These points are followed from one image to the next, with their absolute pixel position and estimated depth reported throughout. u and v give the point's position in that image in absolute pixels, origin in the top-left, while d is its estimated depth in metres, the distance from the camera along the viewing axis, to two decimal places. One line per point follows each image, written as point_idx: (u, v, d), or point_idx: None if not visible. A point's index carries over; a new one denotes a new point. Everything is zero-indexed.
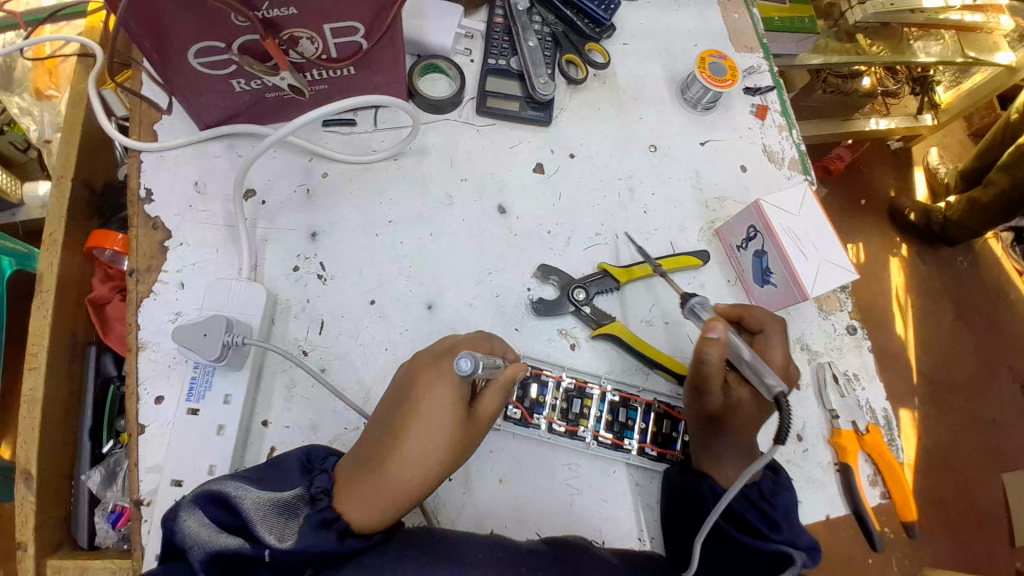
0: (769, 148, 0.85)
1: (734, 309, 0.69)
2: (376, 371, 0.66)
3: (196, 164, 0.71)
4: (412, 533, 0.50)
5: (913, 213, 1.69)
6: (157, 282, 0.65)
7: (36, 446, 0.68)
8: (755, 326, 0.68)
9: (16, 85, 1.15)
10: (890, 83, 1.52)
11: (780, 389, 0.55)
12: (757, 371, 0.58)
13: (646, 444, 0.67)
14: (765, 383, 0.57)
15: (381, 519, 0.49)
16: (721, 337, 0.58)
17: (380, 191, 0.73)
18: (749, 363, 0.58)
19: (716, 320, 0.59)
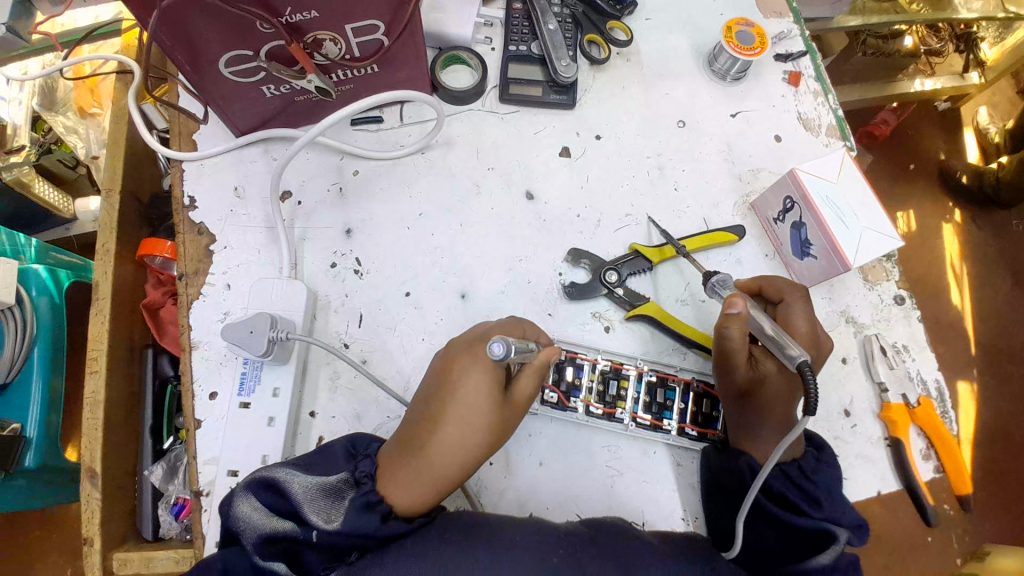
0: (804, 116, 0.83)
1: (755, 281, 0.70)
2: (415, 360, 0.67)
3: (234, 169, 0.73)
4: (456, 514, 0.51)
5: (965, 175, 1.64)
6: (204, 285, 0.68)
7: (101, 444, 0.72)
8: (776, 295, 0.68)
9: (59, 104, 1.15)
10: (933, 41, 1.44)
11: (800, 357, 0.54)
12: (778, 343, 0.57)
13: (686, 424, 0.67)
14: (786, 353, 0.56)
15: (422, 500, 0.50)
16: (741, 313, 0.59)
17: (409, 185, 0.74)
18: (771, 335, 0.58)
19: (736, 296, 0.60)
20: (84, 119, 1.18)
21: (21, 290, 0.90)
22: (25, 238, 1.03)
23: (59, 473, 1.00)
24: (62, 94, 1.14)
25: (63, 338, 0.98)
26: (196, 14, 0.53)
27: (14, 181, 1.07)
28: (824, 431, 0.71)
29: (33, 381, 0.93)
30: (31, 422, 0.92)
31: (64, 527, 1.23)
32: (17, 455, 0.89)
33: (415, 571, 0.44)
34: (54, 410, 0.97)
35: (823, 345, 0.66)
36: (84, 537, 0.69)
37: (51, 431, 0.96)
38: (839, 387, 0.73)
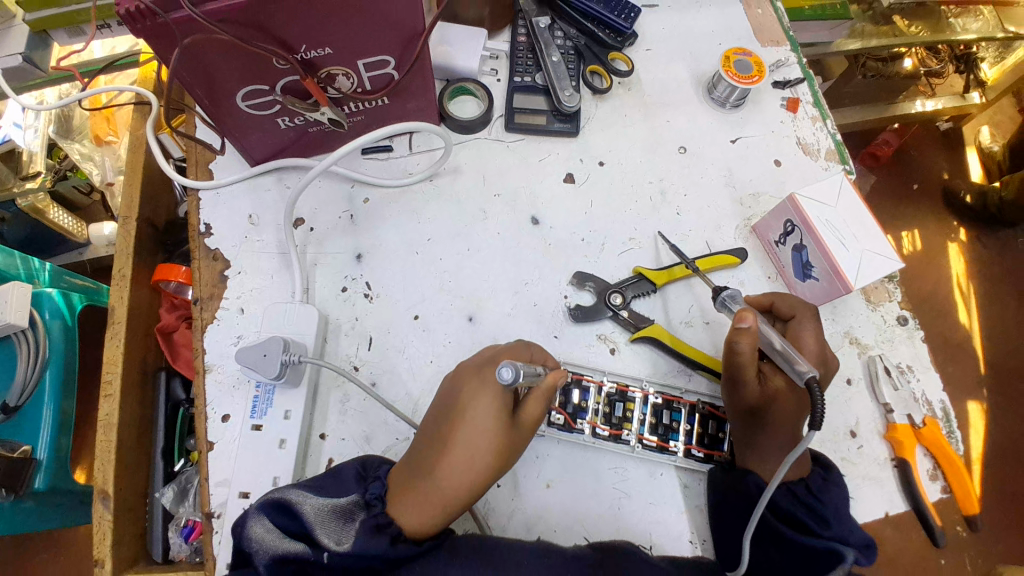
0: (802, 141, 0.85)
1: (766, 297, 0.71)
2: (424, 383, 0.68)
3: (249, 197, 0.76)
4: (464, 536, 0.52)
5: (969, 195, 1.66)
6: (219, 309, 0.70)
7: (113, 467, 0.72)
8: (788, 313, 0.69)
9: (75, 132, 1.19)
10: (932, 62, 1.47)
11: (809, 373, 0.55)
12: (788, 358, 0.58)
13: (692, 445, 0.67)
14: (795, 369, 0.57)
15: (434, 522, 0.51)
16: (752, 327, 0.60)
17: (418, 211, 0.76)
18: (779, 350, 0.60)
19: (746, 310, 0.61)
20: (101, 147, 1.25)
21: (32, 313, 0.92)
22: (38, 262, 1.05)
23: (69, 495, 1.00)
24: (76, 122, 1.19)
25: (72, 362, 0.99)
26: (216, 52, 0.56)
27: (30, 208, 1.10)
28: (830, 452, 0.72)
29: (44, 404, 0.94)
30: (42, 444, 0.93)
31: (72, 552, 1.23)
32: (28, 477, 0.89)
33: None
34: (64, 432, 0.98)
35: (830, 362, 0.67)
36: (95, 560, 0.69)
37: (61, 452, 0.97)
38: (844, 408, 0.73)
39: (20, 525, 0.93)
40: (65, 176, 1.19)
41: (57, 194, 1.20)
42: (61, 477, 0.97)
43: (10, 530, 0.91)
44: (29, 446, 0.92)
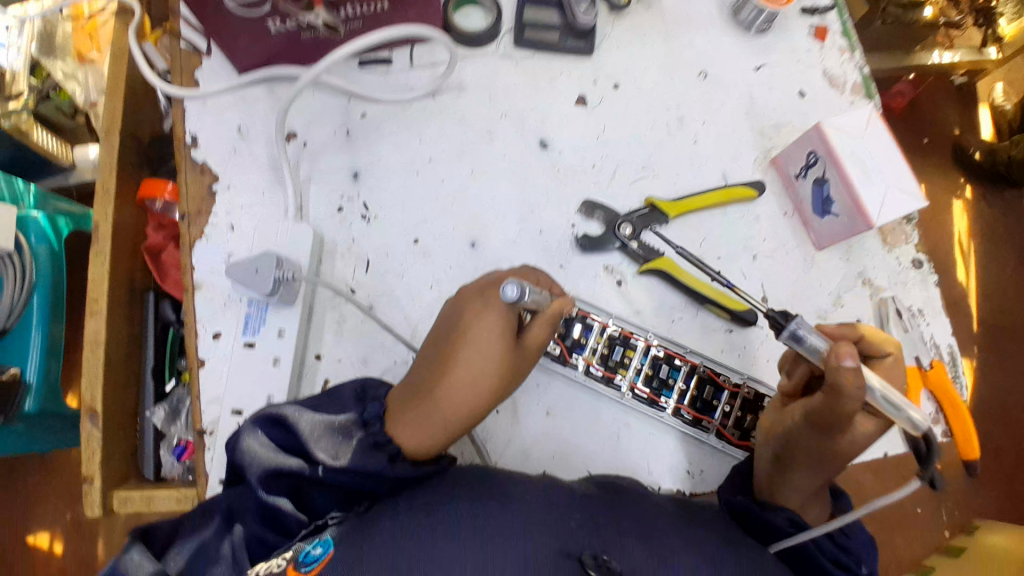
0: (830, 72, 0.79)
1: (850, 330, 0.59)
2: (424, 309, 0.66)
3: (237, 107, 0.70)
4: (466, 466, 0.51)
5: (980, 153, 1.48)
6: (207, 225, 0.67)
7: (101, 386, 0.70)
8: (876, 350, 0.58)
9: (58, 49, 1.16)
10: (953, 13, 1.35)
11: (926, 424, 0.50)
12: (893, 405, 0.51)
13: (683, 406, 0.66)
14: (908, 418, 0.51)
15: (433, 446, 0.49)
16: (856, 367, 0.50)
17: (419, 130, 0.71)
18: (887, 400, 0.51)
19: (843, 346, 0.51)
20: (83, 65, 1.19)
21: (19, 236, 0.88)
22: (23, 184, 1.02)
23: (62, 415, 1.00)
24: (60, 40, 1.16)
25: (63, 287, 0.97)
26: None
27: (14, 128, 1.02)
28: None
29: (32, 328, 0.92)
30: (32, 368, 0.92)
31: (63, 472, 1.21)
32: (17, 399, 0.89)
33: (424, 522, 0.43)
34: (54, 356, 0.96)
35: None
36: (84, 477, 0.69)
37: (52, 376, 0.96)
38: None
39: (13, 445, 0.94)
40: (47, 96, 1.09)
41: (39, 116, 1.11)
42: (53, 400, 0.96)
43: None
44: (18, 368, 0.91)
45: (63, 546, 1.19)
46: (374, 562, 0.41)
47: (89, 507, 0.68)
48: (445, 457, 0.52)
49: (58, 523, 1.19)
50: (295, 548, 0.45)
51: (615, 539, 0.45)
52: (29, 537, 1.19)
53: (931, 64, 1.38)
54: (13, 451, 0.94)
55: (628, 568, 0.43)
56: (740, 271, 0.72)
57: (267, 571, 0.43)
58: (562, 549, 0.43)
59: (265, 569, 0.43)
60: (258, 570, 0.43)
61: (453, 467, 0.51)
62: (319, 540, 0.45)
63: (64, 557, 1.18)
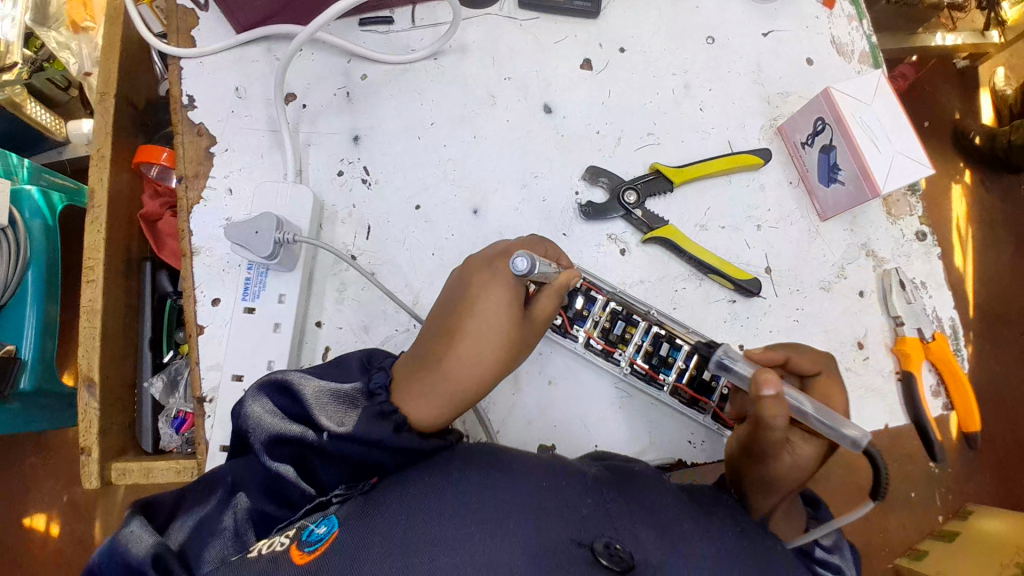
0: (837, 40, 0.78)
1: (780, 352, 0.56)
2: (426, 276, 0.66)
3: (235, 68, 0.69)
4: (471, 444, 0.49)
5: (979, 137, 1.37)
6: (205, 189, 0.66)
7: (97, 354, 0.70)
8: (809, 368, 0.56)
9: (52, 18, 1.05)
10: None
11: (865, 438, 0.45)
12: (829, 421, 0.48)
13: (682, 384, 0.64)
14: (843, 434, 0.46)
15: (444, 417, 0.49)
16: (778, 394, 0.48)
17: (421, 91, 0.70)
18: (814, 417, 0.49)
19: (766, 372, 0.49)
20: (77, 34, 1.10)
21: (11, 210, 0.86)
22: (16, 159, 0.99)
23: (59, 395, 0.97)
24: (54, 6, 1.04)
25: (57, 265, 0.95)
26: None
27: (6, 101, 1.01)
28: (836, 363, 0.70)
29: (27, 305, 0.90)
30: (27, 344, 0.89)
31: (57, 453, 1.18)
32: (13, 377, 0.85)
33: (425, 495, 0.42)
34: (49, 335, 0.94)
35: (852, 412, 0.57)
36: (82, 447, 0.68)
37: (47, 354, 0.93)
38: (855, 320, 0.71)
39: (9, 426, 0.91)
40: (41, 67, 1.10)
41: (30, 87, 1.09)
42: (49, 378, 0.93)
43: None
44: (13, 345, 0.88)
45: (60, 528, 1.16)
46: (381, 543, 0.39)
47: (86, 479, 0.67)
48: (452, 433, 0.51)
49: (55, 505, 1.17)
50: (299, 526, 0.43)
51: (629, 526, 0.42)
52: (25, 518, 1.16)
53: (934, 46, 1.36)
54: (10, 431, 0.90)
55: (639, 554, 0.40)
56: (744, 241, 0.71)
57: (268, 548, 0.41)
58: (573, 538, 0.40)
59: (266, 546, 0.41)
60: (259, 546, 0.41)
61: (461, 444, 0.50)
62: (324, 518, 0.43)
63: (61, 538, 1.15)
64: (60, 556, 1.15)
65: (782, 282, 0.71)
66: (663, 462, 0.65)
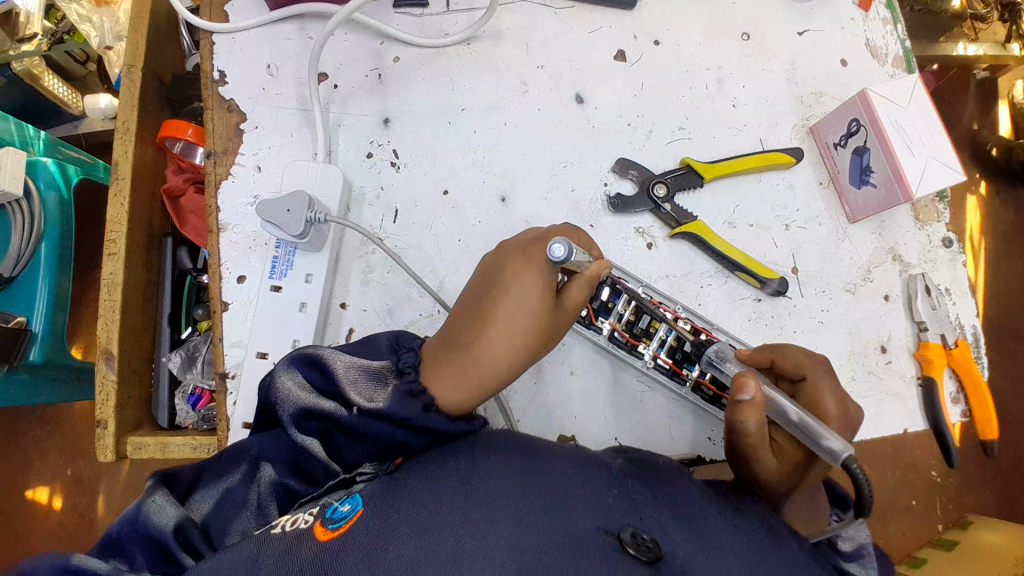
0: (871, 43, 0.77)
1: (766, 352, 0.56)
2: (451, 261, 0.67)
3: (268, 46, 0.70)
4: (497, 431, 0.48)
5: (996, 148, 1.28)
6: (234, 166, 0.67)
7: (117, 326, 0.68)
8: (794, 371, 0.54)
9: None
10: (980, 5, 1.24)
11: (844, 452, 0.43)
12: (811, 434, 0.46)
13: (704, 380, 0.63)
14: (825, 448, 0.45)
15: (470, 402, 0.49)
16: (755, 398, 0.47)
17: (453, 76, 0.71)
18: (798, 424, 0.47)
19: (746, 376, 0.48)
20: (99, 8, 1.08)
21: (27, 181, 0.85)
22: (33, 130, 0.98)
23: (65, 368, 0.95)
24: None
25: (73, 239, 0.93)
26: None
27: (25, 72, 0.99)
28: (859, 366, 0.70)
29: (39, 279, 0.88)
30: (38, 317, 0.87)
31: (64, 426, 1.19)
32: (22, 349, 0.85)
33: (452, 478, 0.42)
34: (62, 309, 0.91)
35: (856, 413, 0.52)
36: (98, 420, 0.67)
37: (59, 327, 0.91)
38: (879, 323, 0.71)
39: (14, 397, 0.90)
40: (61, 40, 1.02)
41: (49, 59, 1.06)
42: (59, 352, 0.92)
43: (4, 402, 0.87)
44: (23, 317, 0.86)
45: (62, 502, 1.16)
46: (407, 523, 0.38)
47: (101, 453, 0.66)
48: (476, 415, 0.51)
49: (59, 477, 1.17)
50: (323, 503, 0.43)
51: (656, 518, 0.41)
52: (28, 491, 1.16)
53: (954, 57, 1.27)
54: (15, 401, 0.89)
55: (667, 546, 0.39)
56: (772, 240, 0.70)
57: (292, 525, 0.41)
58: (599, 526, 0.39)
59: (290, 522, 0.41)
60: (282, 522, 0.41)
61: (486, 429, 0.49)
62: (348, 496, 0.43)
63: (63, 512, 1.15)
64: (60, 530, 1.14)
65: (809, 283, 0.70)
66: (684, 457, 0.64)
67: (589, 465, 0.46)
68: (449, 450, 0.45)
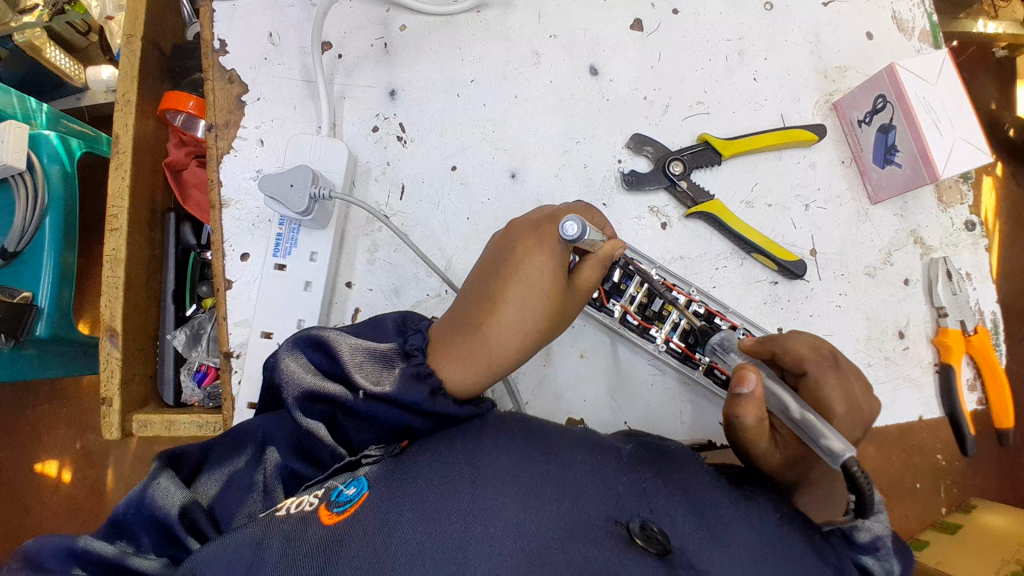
0: (898, 15, 0.73)
1: (767, 345, 0.54)
2: (459, 240, 0.65)
3: (270, 14, 0.68)
4: (506, 415, 0.47)
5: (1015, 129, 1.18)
6: (236, 139, 0.65)
7: (121, 303, 0.67)
8: (795, 367, 0.52)
9: None
10: None
11: (845, 452, 0.39)
12: (812, 434, 0.42)
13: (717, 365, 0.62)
14: (825, 448, 0.41)
15: (478, 385, 0.47)
16: (755, 392, 0.46)
17: (462, 46, 0.68)
18: (798, 422, 0.44)
19: (748, 370, 0.47)
20: None
21: (29, 155, 0.84)
22: (36, 103, 0.95)
23: (72, 344, 0.95)
24: None
25: (76, 215, 0.92)
26: None
27: (26, 45, 0.96)
28: (875, 352, 0.68)
29: (45, 253, 0.87)
30: (43, 292, 0.86)
31: (72, 401, 1.19)
32: (28, 324, 0.83)
33: (456, 464, 0.41)
34: (67, 284, 0.90)
35: (865, 406, 0.50)
36: (104, 397, 0.66)
37: (65, 303, 0.90)
38: (897, 308, 0.69)
39: (20, 371, 0.89)
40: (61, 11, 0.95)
41: (51, 30, 1.03)
42: (66, 327, 0.91)
43: (11, 376, 0.87)
44: (29, 292, 0.85)
45: (71, 475, 1.17)
46: (413, 508, 0.37)
47: (107, 430, 0.66)
48: (483, 398, 0.50)
49: (67, 451, 1.17)
50: (328, 485, 0.42)
51: (667, 508, 0.40)
52: (37, 464, 1.17)
53: (974, 34, 1.16)
54: (21, 376, 0.89)
55: (677, 538, 0.38)
56: (791, 221, 0.68)
57: (296, 508, 0.39)
58: (609, 516, 0.38)
59: (295, 504, 0.40)
60: (287, 504, 0.40)
61: (494, 412, 0.48)
62: (353, 479, 0.42)
63: (72, 485, 1.16)
64: (71, 503, 1.16)
65: (827, 265, 0.68)
66: (693, 442, 0.63)
67: (599, 450, 0.44)
68: (455, 434, 0.44)
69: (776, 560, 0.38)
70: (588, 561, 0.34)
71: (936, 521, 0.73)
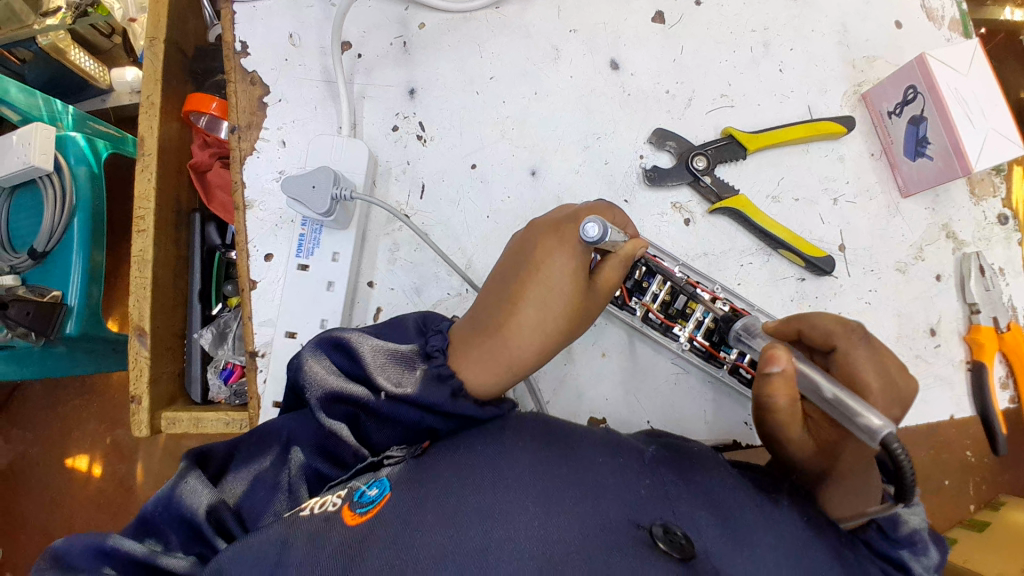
0: (927, 3, 0.71)
1: (791, 323, 0.48)
2: (479, 240, 0.65)
3: (291, 14, 0.68)
4: (528, 414, 0.47)
5: None
6: (258, 141, 0.66)
7: (149, 304, 0.68)
8: (823, 342, 0.45)
9: None
10: None
11: (886, 431, 0.35)
12: (845, 413, 0.38)
13: (742, 363, 0.59)
14: (861, 426, 0.36)
15: (499, 386, 0.47)
16: (787, 371, 0.42)
17: (480, 44, 0.68)
18: (830, 401, 0.39)
19: (777, 349, 0.43)
20: None
21: (56, 155, 0.85)
22: (62, 104, 0.97)
23: (102, 340, 0.96)
24: None
25: (106, 212, 0.93)
26: None
27: (50, 47, 0.97)
28: (905, 349, 0.66)
29: (73, 251, 0.87)
30: (73, 290, 0.87)
31: (102, 396, 1.22)
32: (57, 322, 0.84)
33: (476, 467, 0.40)
34: (97, 282, 0.91)
35: (905, 386, 0.42)
36: (132, 396, 0.67)
37: (95, 301, 0.91)
38: (928, 304, 0.67)
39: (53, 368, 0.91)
40: (84, 13, 0.96)
41: (74, 32, 1.04)
42: (95, 324, 0.92)
43: (43, 374, 0.88)
44: (59, 290, 0.86)
45: (101, 469, 1.20)
46: (434, 510, 0.37)
47: (137, 427, 0.67)
48: (504, 398, 0.49)
49: (97, 445, 1.20)
50: (351, 486, 0.42)
51: (691, 513, 0.39)
52: (69, 458, 1.20)
53: (1002, 22, 1.12)
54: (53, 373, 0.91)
55: (701, 543, 0.37)
56: (819, 216, 0.67)
57: (320, 508, 0.40)
58: (632, 520, 0.38)
59: (318, 504, 0.40)
60: (311, 505, 0.40)
61: (516, 413, 0.48)
62: (376, 480, 0.42)
63: (103, 479, 1.19)
64: (101, 495, 1.19)
65: (857, 262, 0.66)
66: (717, 442, 0.63)
67: (622, 451, 0.44)
68: (476, 436, 0.44)
69: (805, 565, 0.38)
70: (610, 566, 0.34)
71: (963, 518, 0.70)
